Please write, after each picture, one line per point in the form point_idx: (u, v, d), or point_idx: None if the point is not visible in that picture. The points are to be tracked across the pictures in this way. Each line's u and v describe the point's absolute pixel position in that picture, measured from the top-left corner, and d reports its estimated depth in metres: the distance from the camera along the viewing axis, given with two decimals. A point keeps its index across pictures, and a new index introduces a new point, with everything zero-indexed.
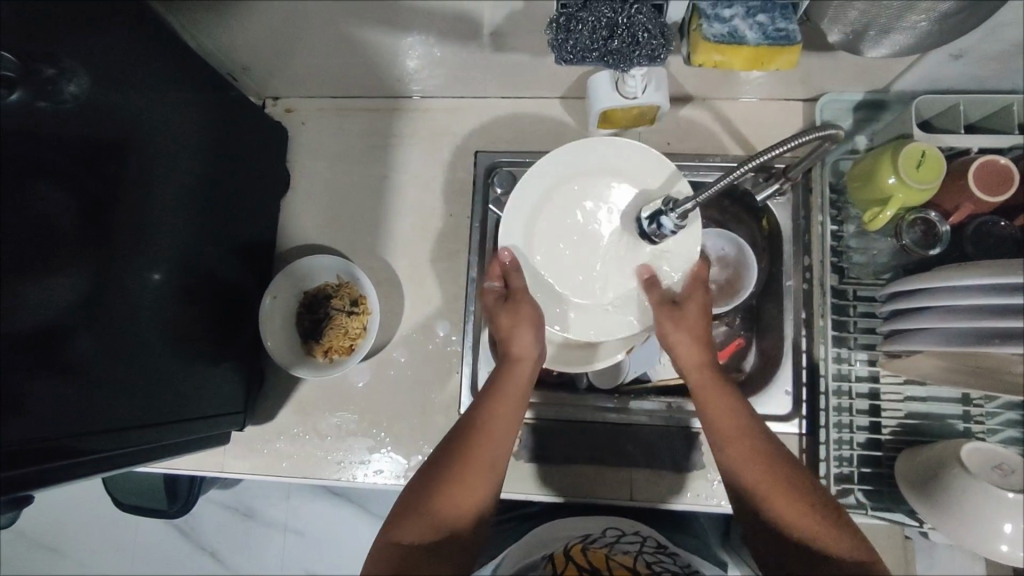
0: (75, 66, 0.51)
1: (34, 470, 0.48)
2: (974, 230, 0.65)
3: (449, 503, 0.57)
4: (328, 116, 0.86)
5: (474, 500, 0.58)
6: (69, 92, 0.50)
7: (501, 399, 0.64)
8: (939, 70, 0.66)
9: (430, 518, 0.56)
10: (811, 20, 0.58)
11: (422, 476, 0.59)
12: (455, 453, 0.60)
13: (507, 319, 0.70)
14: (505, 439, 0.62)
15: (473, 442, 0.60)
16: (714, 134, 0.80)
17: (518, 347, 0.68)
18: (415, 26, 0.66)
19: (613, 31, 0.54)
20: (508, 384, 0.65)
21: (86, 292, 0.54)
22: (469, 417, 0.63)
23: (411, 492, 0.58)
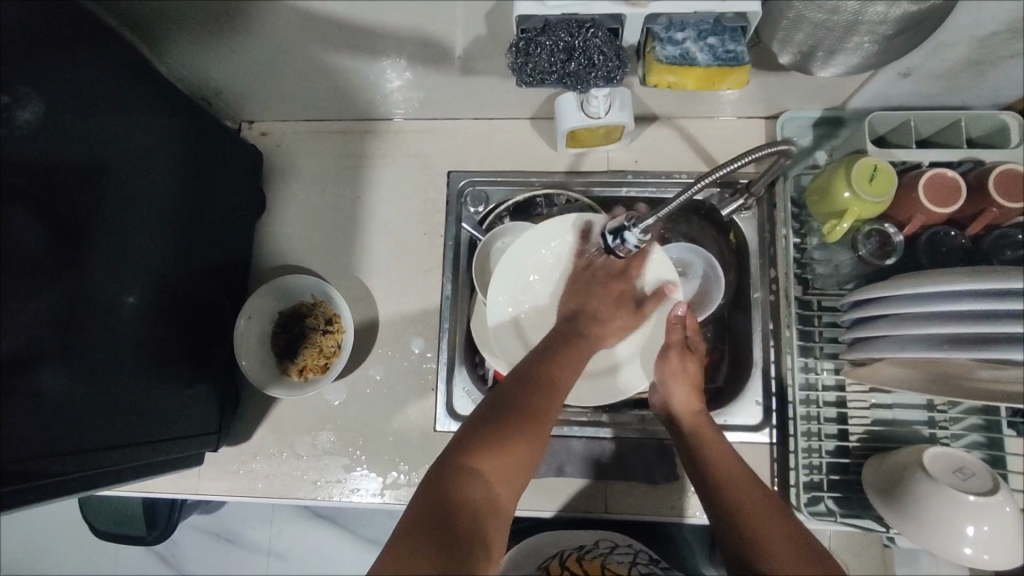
0: (28, 92, 0.51)
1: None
2: (927, 240, 0.67)
3: (517, 453, 0.56)
4: (304, 138, 0.88)
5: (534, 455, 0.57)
6: (23, 118, 0.51)
7: (570, 369, 0.66)
8: (889, 88, 0.69)
9: (495, 456, 0.55)
10: (762, 41, 0.61)
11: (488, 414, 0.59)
12: (535, 402, 0.60)
13: (600, 301, 0.74)
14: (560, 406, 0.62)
15: (545, 399, 0.61)
16: (680, 151, 0.82)
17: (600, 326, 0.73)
18: (386, 51, 0.68)
19: (570, 54, 0.56)
20: (575, 356, 0.68)
21: (56, 315, 0.54)
22: (543, 375, 0.64)
23: (479, 431, 0.56)
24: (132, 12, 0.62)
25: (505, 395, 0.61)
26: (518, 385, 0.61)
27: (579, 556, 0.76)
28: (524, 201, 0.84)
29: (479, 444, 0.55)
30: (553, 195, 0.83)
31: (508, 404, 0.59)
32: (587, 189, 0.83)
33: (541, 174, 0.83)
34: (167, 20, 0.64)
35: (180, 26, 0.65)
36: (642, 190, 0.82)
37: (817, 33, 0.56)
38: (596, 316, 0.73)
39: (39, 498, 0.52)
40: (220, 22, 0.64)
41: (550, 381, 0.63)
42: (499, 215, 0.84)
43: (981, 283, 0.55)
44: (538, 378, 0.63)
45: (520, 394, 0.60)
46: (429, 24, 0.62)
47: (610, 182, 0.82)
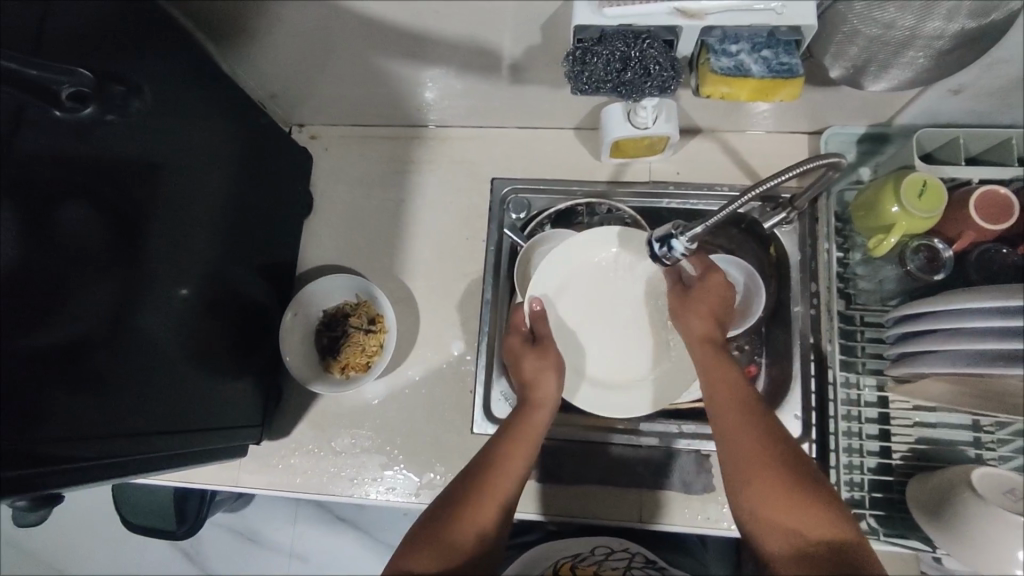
0: (135, 88, 0.54)
1: (49, 470, 0.49)
2: (978, 258, 0.66)
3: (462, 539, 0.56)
4: (351, 143, 0.90)
5: (481, 536, 0.57)
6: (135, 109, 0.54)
7: (518, 451, 0.63)
8: (939, 104, 0.69)
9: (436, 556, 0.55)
10: (815, 57, 0.61)
11: (433, 513, 0.59)
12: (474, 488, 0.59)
13: (530, 363, 0.70)
14: (508, 484, 0.61)
15: (489, 485, 0.60)
16: (721, 163, 0.83)
17: (541, 392, 0.68)
18: (438, 58, 0.70)
19: (626, 64, 0.58)
20: (525, 430, 0.65)
21: (115, 303, 0.56)
22: (484, 458, 0.62)
23: (418, 533, 0.58)
24: (202, 16, 0.65)
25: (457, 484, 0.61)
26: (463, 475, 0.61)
27: (575, 563, 0.77)
28: (565, 209, 0.85)
29: (419, 542, 0.56)
30: (594, 205, 0.84)
31: (450, 496, 0.60)
32: (628, 200, 0.84)
33: (583, 183, 0.84)
34: (236, 25, 0.66)
35: (246, 31, 0.68)
36: (683, 202, 0.82)
37: (872, 48, 0.57)
38: (523, 380, 0.70)
39: (87, 477, 0.53)
40: (284, 28, 0.67)
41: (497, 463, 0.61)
42: (541, 222, 0.85)
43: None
44: (484, 460, 0.62)
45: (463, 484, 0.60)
46: (486, 33, 0.64)
47: (652, 192, 0.83)
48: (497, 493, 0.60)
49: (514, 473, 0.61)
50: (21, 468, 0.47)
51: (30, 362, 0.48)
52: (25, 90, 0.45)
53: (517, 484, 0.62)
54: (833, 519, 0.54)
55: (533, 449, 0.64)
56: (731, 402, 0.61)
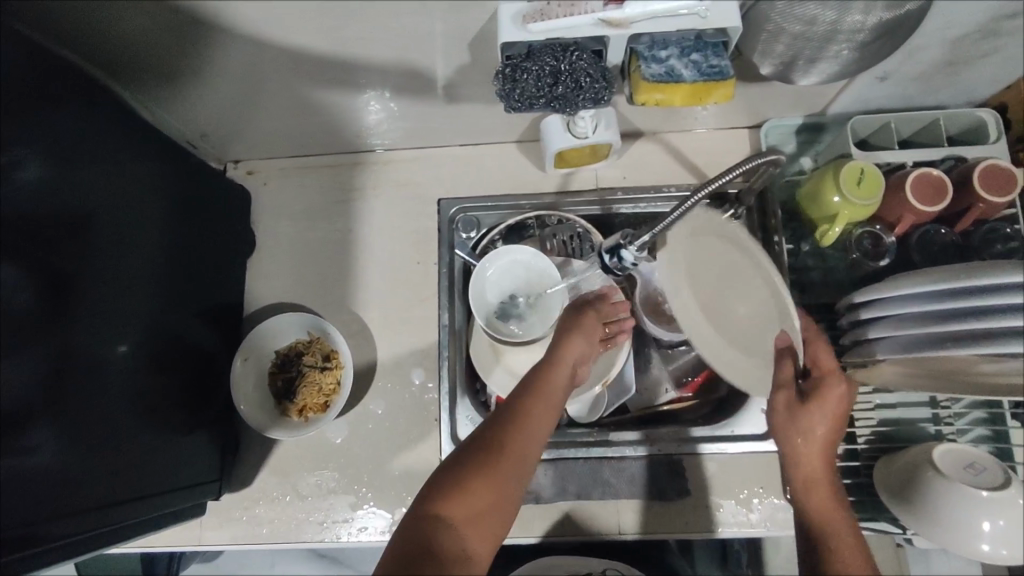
0: (22, 152, 0.50)
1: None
2: (919, 240, 0.68)
3: (487, 486, 0.50)
4: (290, 175, 0.87)
5: (509, 490, 0.51)
6: (27, 175, 0.51)
7: (545, 406, 0.57)
8: (868, 92, 0.70)
9: (457, 505, 0.49)
10: (744, 55, 0.62)
11: (455, 460, 0.52)
12: (505, 437, 0.53)
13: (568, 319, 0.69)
14: (536, 439, 0.55)
15: (521, 431, 0.54)
16: (667, 165, 0.83)
17: (565, 350, 0.63)
18: (369, 83, 0.68)
19: (557, 78, 0.57)
20: (548, 382, 0.59)
21: (52, 371, 0.52)
22: (512, 407, 0.56)
23: (444, 476, 0.51)
24: (112, 60, 0.61)
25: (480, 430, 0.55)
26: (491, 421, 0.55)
27: None
28: (516, 224, 0.84)
29: (443, 493, 0.49)
30: (543, 217, 0.83)
31: (482, 442, 0.53)
32: (578, 209, 0.83)
33: (531, 196, 0.83)
34: (148, 65, 0.63)
35: (157, 70, 0.64)
36: (631, 206, 0.82)
37: (798, 44, 0.57)
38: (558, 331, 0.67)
39: (45, 563, 0.50)
40: (200, 65, 0.63)
41: (527, 412, 0.56)
42: (493, 239, 0.84)
43: (977, 278, 0.55)
44: (515, 408, 0.56)
45: (492, 430, 0.54)
46: (414, 56, 0.62)
47: (600, 200, 0.82)
48: (529, 442, 0.54)
49: (541, 427, 0.56)
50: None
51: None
52: None
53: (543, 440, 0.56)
54: None
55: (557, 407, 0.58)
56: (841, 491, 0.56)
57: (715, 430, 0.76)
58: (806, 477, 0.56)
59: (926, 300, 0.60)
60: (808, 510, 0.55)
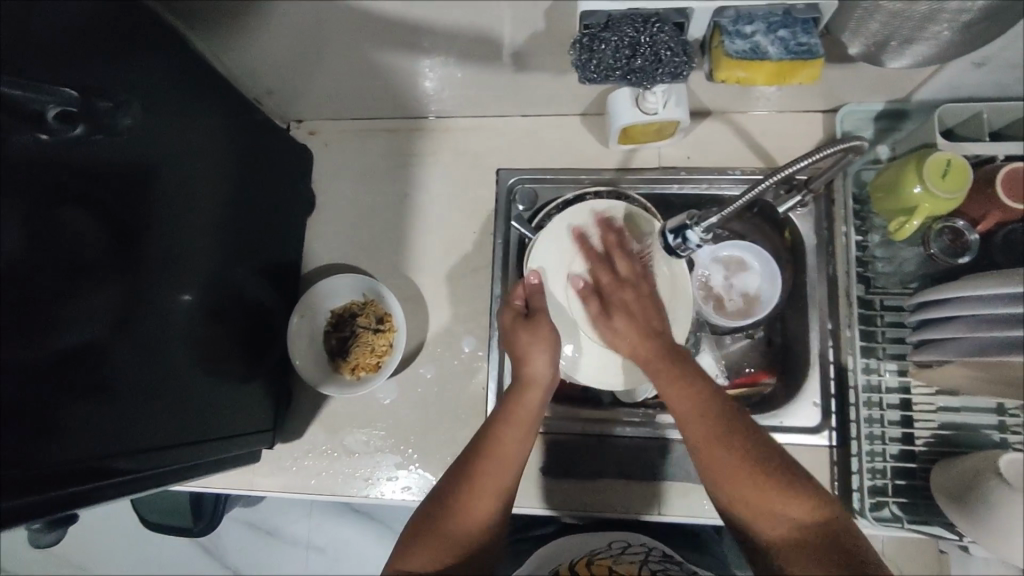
0: (126, 100, 0.52)
1: (78, 489, 0.50)
2: (1003, 239, 0.65)
3: (460, 522, 0.58)
4: (352, 137, 0.88)
5: (478, 525, 0.58)
6: (123, 124, 0.51)
7: (512, 433, 0.61)
8: (962, 79, 0.66)
9: (432, 552, 0.57)
10: (833, 33, 0.59)
11: (431, 504, 0.60)
12: (470, 475, 0.59)
13: (525, 337, 0.65)
14: (503, 470, 0.59)
15: (484, 467, 0.59)
16: (735, 147, 0.80)
17: (530, 369, 0.64)
18: (437, 47, 0.67)
19: (636, 50, 0.55)
20: (516, 414, 0.62)
21: (120, 315, 0.55)
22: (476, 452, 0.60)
23: (422, 522, 0.59)
24: (187, 11, 0.62)
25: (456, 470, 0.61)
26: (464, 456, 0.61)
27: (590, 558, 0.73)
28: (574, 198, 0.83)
29: (416, 540, 0.58)
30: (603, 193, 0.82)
31: (452, 479, 0.60)
32: (638, 186, 0.81)
33: (591, 172, 0.82)
34: (225, 20, 0.64)
35: (229, 24, 0.65)
36: (695, 186, 0.80)
37: (893, 23, 0.54)
38: (518, 356, 0.65)
39: (106, 496, 0.53)
40: (272, 22, 0.64)
41: (486, 459, 0.60)
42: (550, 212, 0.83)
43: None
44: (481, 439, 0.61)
45: (460, 470, 0.60)
46: (487, 20, 0.62)
47: (662, 178, 0.80)
48: (496, 476, 0.59)
49: (508, 458, 0.60)
50: (35, 496, 0.47)
51: (42, 384, 0.47)
52: (3, 112, 0.44)
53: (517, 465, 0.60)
54: (808, 514, 0.55)
55: (525, 433, 0.61)
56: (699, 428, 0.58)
57: (764, 419, 0.75)
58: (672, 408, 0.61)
59: (1010, 300, 0.57)
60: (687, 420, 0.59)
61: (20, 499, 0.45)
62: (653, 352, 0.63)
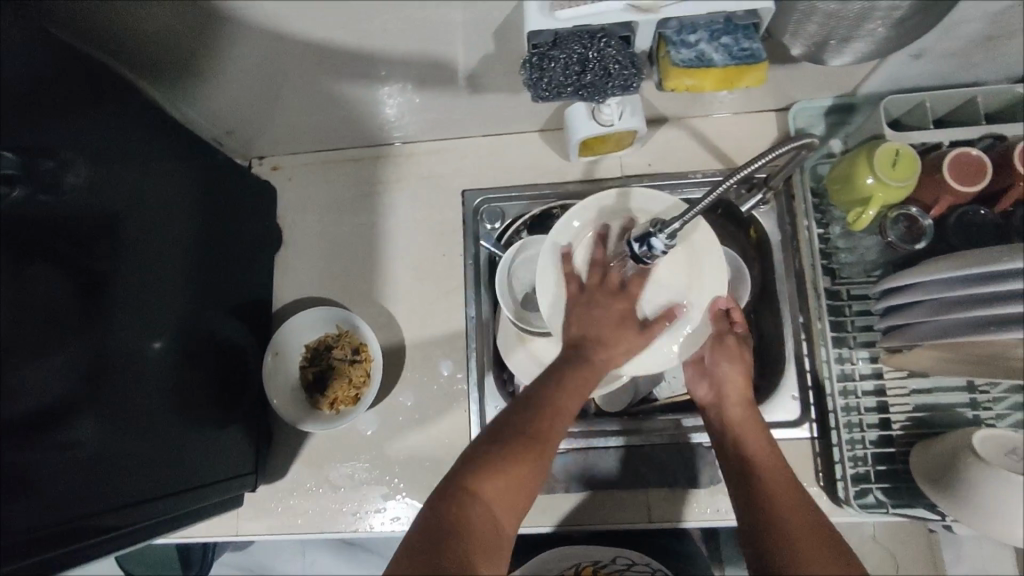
0: (72, 157, 0.52)
1: (55, 553, 0.48)
2: (957, 221, 0.67)
3: (503, 481, 0.55)
4: (315, 170, 0.88)
5: (534, 475, 0.57)
6: (71, 184, 0.52)
7: (571, 385, 0.62)
8: (902, 71, 0.69)
9: (488, 486, 0.54)
10: (774, 36, 0.60)
11: (483, 441, 0.58)
12: (536, 427, 0.58)
13: (597, 321, 0.64)
14: (561, 424, 0.60)
15: (545, 419, 0.59)
16: (694, 151, 0.82)
17: (601, 333, 0.64)
18: (392, 75, 0.68)
19: (585, 67, 0.57)
20: (588, 370, 0.63)
21: (91, 368, 0.53)
22: (542, 397, 0.60)
23: (482, 453, 0.56)
24: (137, 59, 0.62)
25: (497, 431, 0.58)
26: (522, 404, 0.60)
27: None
28: (540, 213, 0.83)
29: (474, 466, 0.55)
30: (569, 207, 0.82)
31: (512, 423, 0.59)
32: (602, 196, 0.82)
33: (555, 186, 0.82)
34: (175, 67, 0.64)
35: (178, 71, 0.65)
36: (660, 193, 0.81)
37: (830, 23, 0.55)
38: (597, 337, 0.64)
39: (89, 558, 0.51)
40: (222, 62, 0.64)
41: (551, 409, 0.60)
42: (517, 229, 0.83)
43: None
44: (542, 391, 0.61)
45: (523, 417, 0.59)
46: (439, 46, 0.62)
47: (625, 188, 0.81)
48: (555, 431, 0.59)
49: (568, 413, 0.61)
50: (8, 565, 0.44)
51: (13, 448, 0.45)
52: None
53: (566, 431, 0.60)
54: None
55: (583, 394, 0.62)
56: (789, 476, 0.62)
57: None
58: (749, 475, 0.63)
59: (965, 283, 0.58)
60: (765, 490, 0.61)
61: (5, 566, 0.44)
62: (749, 411, 0.69)
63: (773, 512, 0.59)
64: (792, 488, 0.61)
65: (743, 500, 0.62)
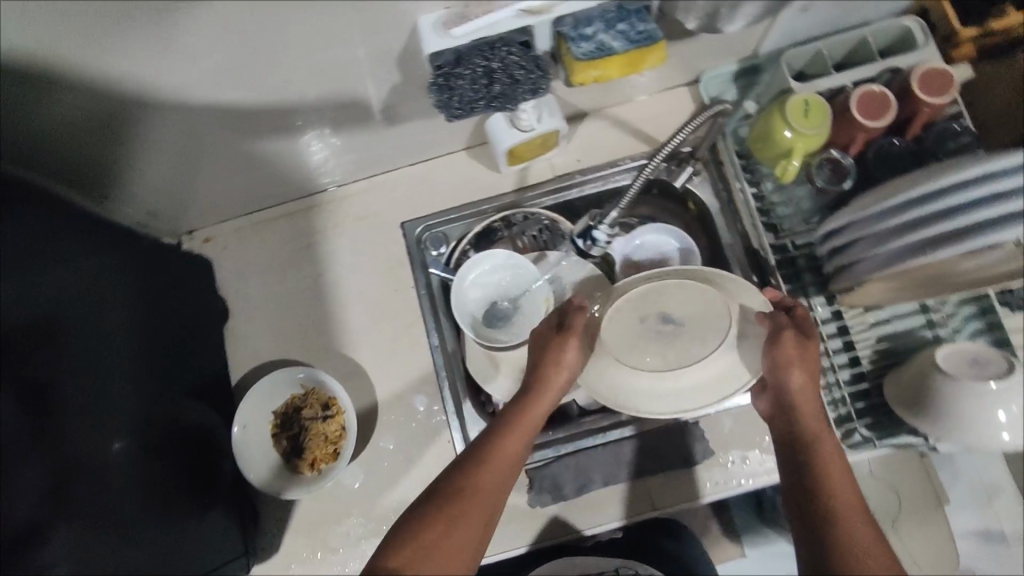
0: None
1: None
2: (877, 151, 0.69)
3: (434, 546, 0.50)
4: (247, 233, 0.84)
5: (471, 538, 0.52)
6: None
7: (515, 434, 0.58)
8: (794, 25, 0.71)
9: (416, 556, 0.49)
10: (669, 13, 0.62)
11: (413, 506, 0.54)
12: (467, 482, 0.54)
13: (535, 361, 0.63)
14: (500, 476, 0.56)
15: (482, 473, 0.55)
16: (619, 138, 0.83)
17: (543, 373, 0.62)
18: (307, 122, 0.66)
19: (491, 79, 0.58)
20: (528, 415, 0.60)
21: (52, 483, 0.50)
22: (480, 448, 0.57)
23: (410, 519, 0.52)
24: (42, 155, 0.59)
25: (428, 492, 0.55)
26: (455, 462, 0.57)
27: None
28: (483, 229, 0.83)
29: (403, 538, 0.50)
30: (509, 217, 0.82)
31: (445, 483, 0.54)
32: (540, 200, 0.82)
33: (491, 199, 0.82)
34: (85, 155, 0.61)
35: (88, 159, 0.62)
36: (595, 185, 0.82)
37: None
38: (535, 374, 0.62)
39: None
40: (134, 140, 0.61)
41: (486, 462, 0.56)
42: (464, 249, 0.82)
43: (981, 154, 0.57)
44: (479, 443, 0.57)
45: (453, 475, 0.55)
46: (345, 83, 0.61)
47: (560, 188, 0.82)
48: (493, 483, 0.55)
49: (508, 464, 0.56)
50: None
51: None
52: None
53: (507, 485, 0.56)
54: None
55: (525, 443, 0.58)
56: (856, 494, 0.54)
57: None
58: (816, 498, 0.54)
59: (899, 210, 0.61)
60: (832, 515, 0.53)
61: None
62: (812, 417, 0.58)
63: (827, 539, 0.51)
64: (858, 512, 0.53)
65: (802, 525, 0.54)
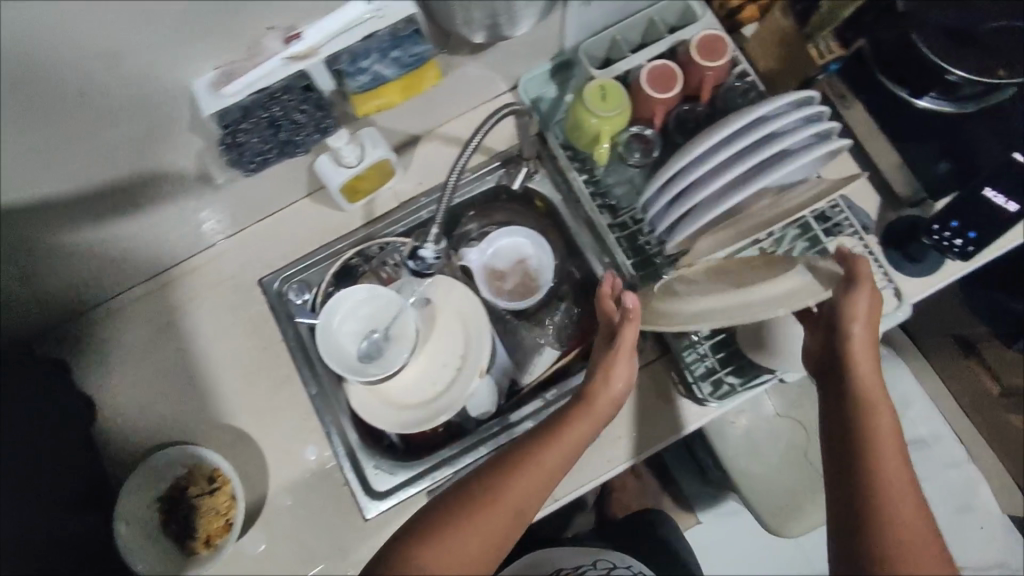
0: None
1: None
2: (677, 122, 0.75)
3: (444, 551, 0.51)
4: (100, 323, 0.81)
5: (481, 547, 0.52)
6: None
7: (552, 443, 0.59)
8: (583, 19, 0.75)
9: (433, 556, 0.51)
10: (453, 32, 0.64)
11: (450, 495, 0.56)
12: (504, 481, 0.55)
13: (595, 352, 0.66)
14: (526, 485, 0.56)
15: (522, 472, 0.56)
16: (454, 155, 0.85)
17: (612, 374, 0.62)
18: (129, 202, 0.65)
19: (278, 129, 0.60)
20: (567, 427, 0.60)
21: None
22: (517, 452, 0.58)
23: (439, 511, 0.54)
24: None
25: (462, 485, 0.57)
26: (508, 453, 0.59)
27: None
28: (342, 267, 0.84)
29: (418, 534, 0.52)
30: (364, 251, 0.83)
31: (479, 481, 0.56)
32: (391, 229, 0.83)
33: (343, 238, 0.83)
34: None
35: None
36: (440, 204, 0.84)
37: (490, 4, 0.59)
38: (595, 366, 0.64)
39: None
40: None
41: (523, 462, 0.57)
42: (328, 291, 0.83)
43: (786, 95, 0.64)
44: (521, 447, 0.59)
45: (498, 469, 0.56)
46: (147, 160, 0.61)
47: (409, 212, 0.83)
48: (526, 483, 0.56)
49: (548, 469, 0.57)
50: None
51: None
52: None
53: (537, 499, 0.56)
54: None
55: (559, 459, 0.58)
56: (902, 470, 0.54)
57: None
58: (856, 451, 0.56)
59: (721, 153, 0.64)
60: (877, 466, 0.55)
61: None
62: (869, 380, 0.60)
63: (870, 492, 0.53)
64: (905, 480, 0.54)
65: (834, 480, 0.56)
